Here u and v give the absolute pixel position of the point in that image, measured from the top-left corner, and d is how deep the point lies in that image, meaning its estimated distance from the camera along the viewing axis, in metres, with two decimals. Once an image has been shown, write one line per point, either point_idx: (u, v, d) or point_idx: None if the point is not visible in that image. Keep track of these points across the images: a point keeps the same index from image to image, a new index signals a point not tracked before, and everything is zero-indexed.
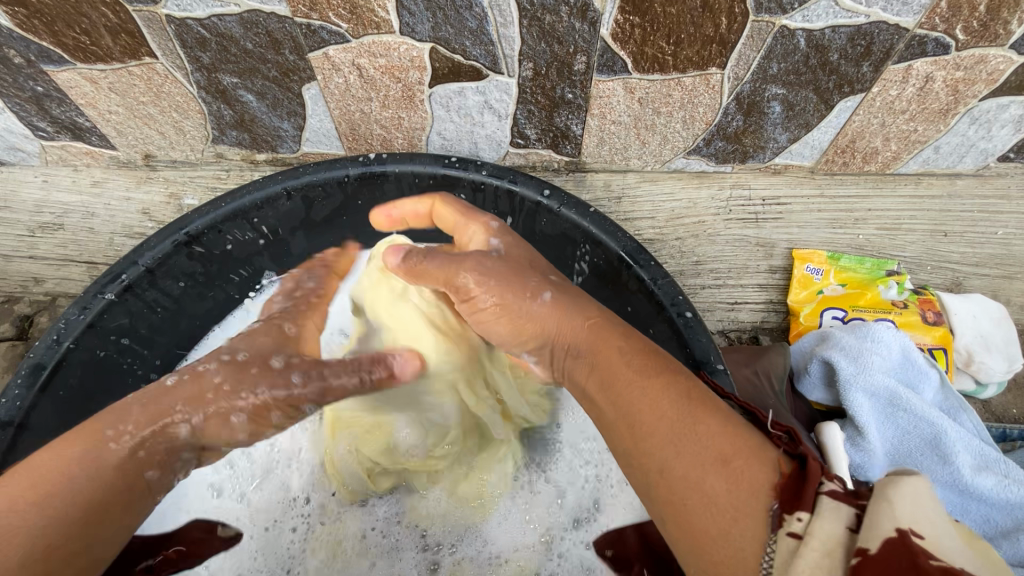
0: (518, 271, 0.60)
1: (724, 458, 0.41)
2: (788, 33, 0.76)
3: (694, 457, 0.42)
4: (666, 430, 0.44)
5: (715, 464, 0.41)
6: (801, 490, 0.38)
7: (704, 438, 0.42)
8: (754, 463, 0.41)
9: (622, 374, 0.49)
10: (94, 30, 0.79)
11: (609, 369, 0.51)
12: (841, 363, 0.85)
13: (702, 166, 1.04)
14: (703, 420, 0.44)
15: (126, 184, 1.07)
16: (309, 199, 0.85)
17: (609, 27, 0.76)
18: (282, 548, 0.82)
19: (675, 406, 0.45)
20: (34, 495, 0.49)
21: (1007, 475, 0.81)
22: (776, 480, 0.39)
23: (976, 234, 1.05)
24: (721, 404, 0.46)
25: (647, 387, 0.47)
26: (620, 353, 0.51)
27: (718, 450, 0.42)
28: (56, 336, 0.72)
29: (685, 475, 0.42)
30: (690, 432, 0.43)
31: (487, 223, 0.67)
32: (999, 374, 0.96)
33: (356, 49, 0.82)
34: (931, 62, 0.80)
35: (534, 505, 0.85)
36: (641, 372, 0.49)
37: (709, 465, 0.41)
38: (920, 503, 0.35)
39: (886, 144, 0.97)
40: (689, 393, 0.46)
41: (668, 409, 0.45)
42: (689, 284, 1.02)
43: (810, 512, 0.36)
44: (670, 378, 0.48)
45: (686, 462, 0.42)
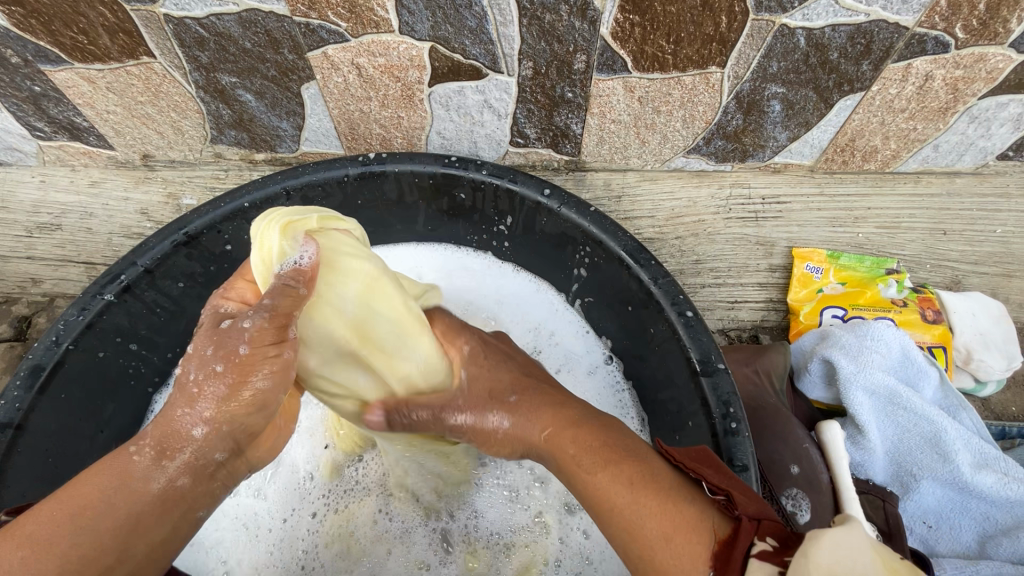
0: (484, 400, 0.63)
1: (666, 537, 0.44)
2: (788, 32, 0.76)
3: (644, 541, 0.45)
4: (618, 520, 0.47)
5: (659, 541, 0.44)
6: (730, 553, 0.42)
7: (646, 523, 0.45)
8: (692, 536, 0.43)
9: (572, 471, 0.51)
10: (91, 30, 0.79)
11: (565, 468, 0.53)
12: (841, 361, 0.85)
13: (702, 165, 1.04)
14: (643, 505, 0.46)
15: (125, 184, 1.07)
16: (309, 199, 0.85)
17: (609, 26, 0.76)
18: (298, 542, 0.82)
19: (620, 496, 0.47)
20: (71, 508, 0.46)
21: (1007, 472, 0.81)
22: (711, 551, 0.42)
23: (974, 232, 1.05)
24: (660, 476, 0.48)
25: (597, 483, 0.49)
26: (570, 451, 0.52)
27: (659, 530, 0.45)
28: (55, 337, 0.72)
29: (640, 557, 0.45)
30: (635, 519, 0.46)
31: (461, 346, 0.68)
32: (999, 371, 0.96)
33: (355, 49, 0.82)
34: (930, 60, 0.80)
35: (517, 493, 0.84)
36: (589, 469, 0.50)
37: (655, 543, 0.44)
38: (840, 553, 0.38)
39: (885, 143, 0.97)
40: (631, 480, 0.48)
41: (616, 501, 0.47)
42: (689, 283, 1.02)
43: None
44: (611, 466, 0.49)
45: (638, 547, 0.45)
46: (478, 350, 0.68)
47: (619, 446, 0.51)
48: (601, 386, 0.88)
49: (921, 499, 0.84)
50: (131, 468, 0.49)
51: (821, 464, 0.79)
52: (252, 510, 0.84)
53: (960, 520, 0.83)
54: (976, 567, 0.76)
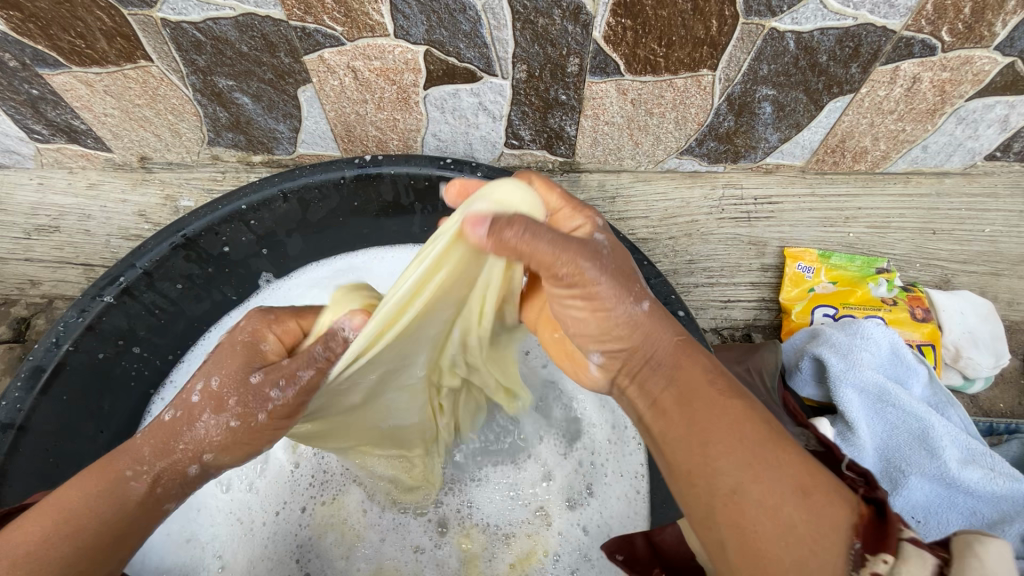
0: (623, 277, 0.55)
1: (806, 492, 0.45)
2: (777, 35, 0.77)
3: (778, 487, 0.45)
4: (752, 458, 0.47)
5: (795, 496, 0.44)
6: (879, 536, 0.42)
7: (788, 473, 0.46)
8: (833, 508, 0.44)
9: (709, 398, 0.52)
10: (89, 34, 0.79)
11: (696, 395, 0.52)
12: (831, 359, 0.87)
13: (695, 166, 1.05)
14: (783, 461, 0.46)
15: (122, 186, 1.07)
16: (306, 201, 0.86)
17: (601, 30, 0.77)
18: (291, 535, 0.83)
19: (760, 445, 0.47)
20: (66, 527, 0.49)
21: (994, 468, 0.83)
22: (853, 522, 0.43)
23: (963, 232, 1.06)
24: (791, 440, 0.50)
25: (726, 426, 0.49)
26: (709, 380, 0.53)
27: (796, 481, 0.45)
28: (55, 338, 0.73)
29: (764, 500, 0.45)
30: (771, 466, 0.46)
31: (592, 218, 0.59)
32: (986, 368, 0.97)
33: (350, 52, 0.83)
34: (917, 63, 0.82)
35: (520, 488, 0.85)
36: (726, 399, 0.51)
37: (790, 497, 0.45)
38: (1001, 567, 0.38)
39: (875, 144, 0.99)
40: (772, 433, 0.49)
41: (752, 445, 0.48)
42: (683, 283, 1.03)
43: (894, 555, 0.40)
44: (753, 411, 0.50)
45: (765, 490, 0.45)
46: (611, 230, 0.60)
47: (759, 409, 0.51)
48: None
49: (910, 494, 0.85)
50: (124, 491, 0.52)
51: None
52: (245, 506, 0.84)
53: (948, 515, 0.84)
54: None
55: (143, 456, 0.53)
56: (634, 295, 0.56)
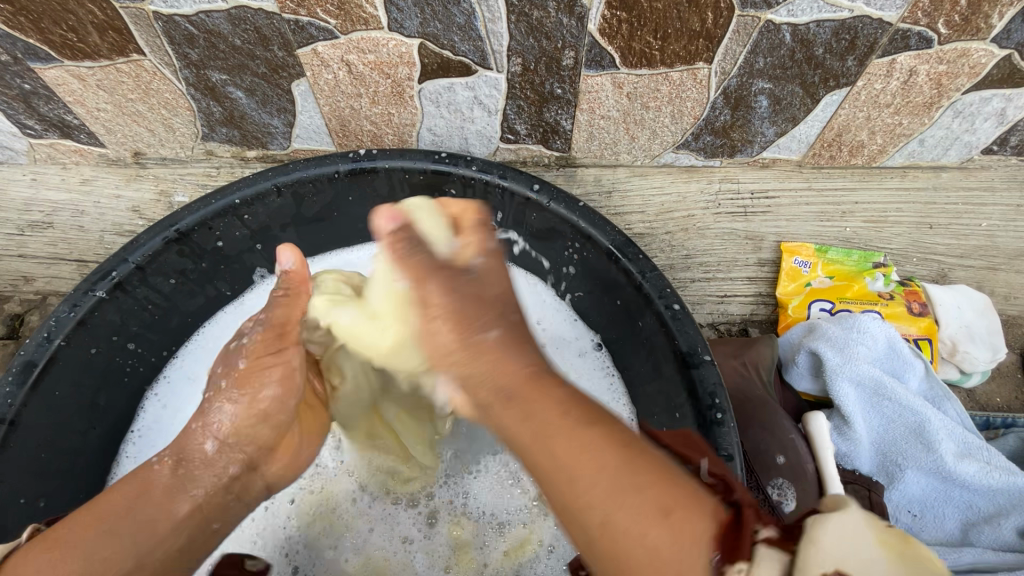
0: (479, 304, 0.54)
1: (667, 511, 0.42)
2: (773, 28, 0.77)
3: (637, 510, 0.42)
4: (610, 482, 0.43)
5: (655, 516, 0.41)
6: (738, 542, 0.41)
7: (647, 494, 0.42)
8: (697, 517, 0.42)
9: (557, 425, 0.46)
10: (80, 27, 0.79)
11: (546, 426, 0.46)
12: (827, 353, 0.87)
13: (691, 161, 1.05)
14: (639, 477, 0.43)
15: (116, 182, 1.07)
16: (300, 195, 0.86)
17: (596, 22, 0.77)
18: (280, 528, 0.83)
19: (614, 463, 0.44)
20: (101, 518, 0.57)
21: (989, 461, 0.83)
22: (714, 534, 0.41)
23: (960, 226, 1.06)
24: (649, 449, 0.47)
25: (580, 449, 0.45)
26: (556, 400, 0.48)
27: (656, 501, 0.42)
28: (47, 333, 0.73)
29: (629, 529, 0.41)
30: (629, 490, 0.43)
31: (483, 242, 0.60)
32: (983, 363, 0.97)
33: (344, 46, 0.82)
34: (914, 56, 0.81)
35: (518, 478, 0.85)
36: (578, 425, 0.46)
37: (651, 520, 0.41)
38: (840, 539, 0.39)
39: (871, 138, 0.98)
40: (628, 447, 0.45)
41: (609, 466, 0.44)
42: (679, 278, 1.03)
43: (748, 563, 0.39)
44: (609, 426, 0.47)
45: (627, 517, 0.42)
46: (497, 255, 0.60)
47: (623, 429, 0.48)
48: (590, 372, 0.90)
49: (906, 488, 0.85)
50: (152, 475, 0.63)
51: (805, 453, 0.80)
52: None
53: (944, 509, 0.84)
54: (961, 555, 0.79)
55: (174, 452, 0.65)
56: (482, 321, 0.53)
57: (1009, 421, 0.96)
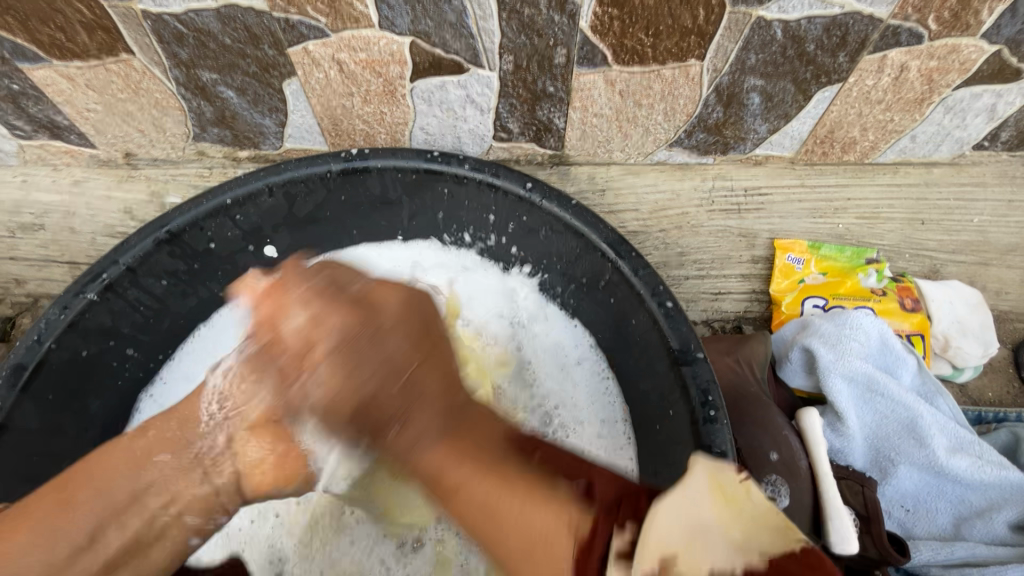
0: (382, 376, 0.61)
1: (532, 551, 0.49)
2: (764, 24, 0.77)
3: (518, 546, 0.50)
4: (483, 532, 0.53)
5: (523, 558, 0.50)
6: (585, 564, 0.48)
7: (526, 529, 0.50)
8: (557, 535, 0.49)
9: (484, 516, 0.53)
10: (68, 26, 0.78)
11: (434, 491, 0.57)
12: (820, 350, 0.87)
13: (685, 158, 1.05)
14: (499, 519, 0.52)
15: (107, 183, 1.06)
16: (291, 195, 0.85)
17: (587, 20, 0.77)
18: (264, 542, 0.85)
19: (477, 511, 0.53)
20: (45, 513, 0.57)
21: (981, 456, 0.83)
22: (570, 553, 0.48)
23: (952, 222, 1.06)
24: (524, 475, 0.54)
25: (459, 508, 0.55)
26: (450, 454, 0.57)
27: (525, 542, 0.50)
28: (36, 336, 0.72)
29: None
30: (496, 536, 0.52)
31: (352, 284, 0.65)
32: (975, 358, 0.98)
33: (335, 44, 0.82)
34: (905, 51, 0.82)
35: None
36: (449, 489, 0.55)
37: (519, 557, 0.50)
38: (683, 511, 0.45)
39: (863, 134, 0.99)
40: (503, 480, 0.54)
41: (476, 514, 0.53)
42: (672, 275, 1.03)
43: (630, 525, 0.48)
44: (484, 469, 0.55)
45: (514, 550, 0.51)
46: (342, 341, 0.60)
47: (476, 452, 0.57)
48: (585, 375, 0.90)
49: (899, 484, 0.85)
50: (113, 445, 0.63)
51: (799, 450, 0.80)
52: None
53: (936, 503, 0.84)
54: (952, 549, 0.80)
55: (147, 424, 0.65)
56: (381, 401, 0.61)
57: (1001, 415, 0.96)
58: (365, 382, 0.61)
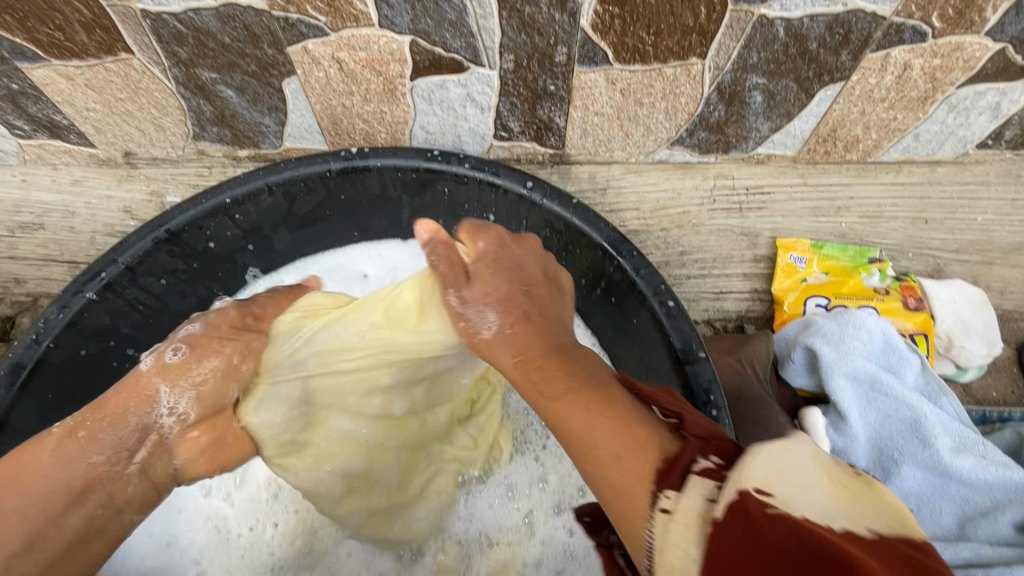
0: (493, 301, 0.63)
1: (619, 457, 0.45)
2: (766, 22, 0.77)
3: (599, 453, 0.47)
4: (576, 438, 0.49)
5: (610, 460, 0.46)
6: (672, 471, 0.42)
7: (609, 438, 0.47)
8: (640, 450, 0.45)
9: (573, 425, 0.50)
10: (67, 26, 0.78)
11: (530, 387, 0.57)
12: (823, 349, 0.86)
13: (686, 157, 1.05)
14: (598, 418, 0.49)
15: (107, 182, 1.06)
16: (291, 194, 0.85)
17: (589, 18, 0.76)
18: (264, 549, 0.84)
19: (578, 413, 0.50)
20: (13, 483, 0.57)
21: (985, 456, 0.83)
22: (655, 467, 0.43)
23: (955, 221, 1.06)
24: (618, 402, 0.51)
25: (559, 410, 0.52)
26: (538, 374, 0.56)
27: (610, 450, 0.46)
28: (35, 335, 0.72)
29: (614, 484, 0.45)
30: (592, 442, 0.48)
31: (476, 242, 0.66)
32: (979, 357, 0.97)
33: (335, 43, 0.81)
34: (908, 49, 0.81)
35: (516, 489, 0.87)
36: (552, 386, 0.54)
37: (606, 461, 0.46)
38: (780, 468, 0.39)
39: (866, 133, 0.98)
40: (589, 405, 0.50)
41: (580, 420, 0.50)
42: (674, 275, 1.03)
43: (675, 490, 0.41)
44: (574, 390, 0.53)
45: (597, 455, 0.47)
46: (490, 252, 0.66)
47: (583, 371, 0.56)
48: None
49: (903, 484, 0.85)
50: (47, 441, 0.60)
51: None
52: (222, 513, 0.84)
53: (939, 504, 0.84)
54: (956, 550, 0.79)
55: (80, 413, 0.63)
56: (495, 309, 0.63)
57: (1005, 415, 0.96)
58: (498, 285, 0.64)
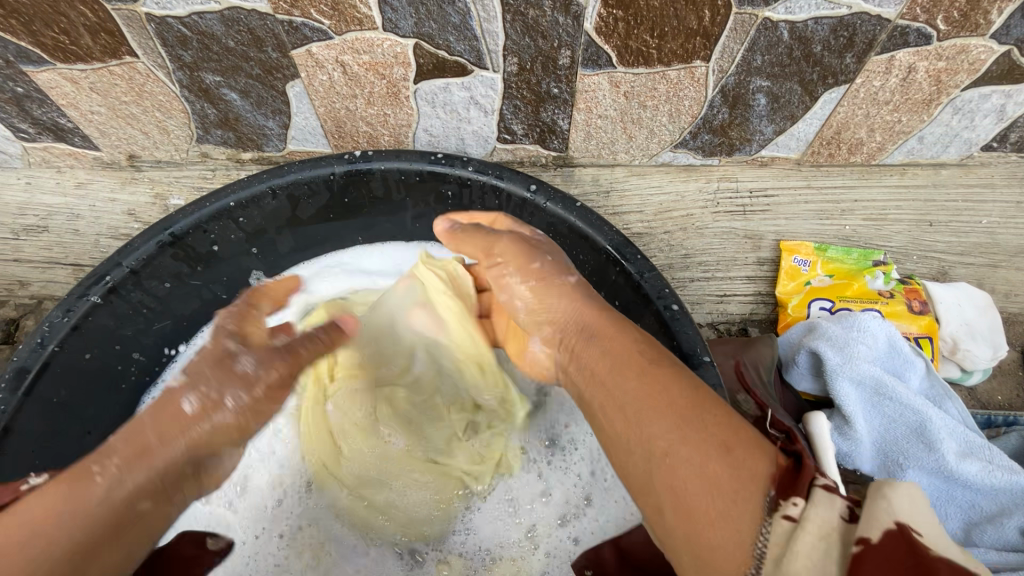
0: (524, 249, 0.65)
1: (729, 447, 0.44)
2: (770, 25, 0.76)
3: (704, 440, 0.44)
4: (678, 417, 0.46)
5: (720, 450, 0.43)
6: (794, 483, 0.41)
7: (717, 429, 0.45)
8: (758, 453, 0.44)
9: (674, 407, 0.47)
10: (73, 29, 0.78)
11: (625, 359, 0.53)
12: (828, 353, 0.86)
13: (689, 159, 1.04)
14: (709, 408, 0.47)
15: (111, 185, 1.06)
16: (295, 197, 0.85)
17: (592, 21, 0.76)
18: (267, 560, 0.82)
19: (684, 396, 0.48)
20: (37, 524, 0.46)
21: (991, 461, 0.82)
22: (774, 474, 0.42)
23: (960, 223, 1.05)
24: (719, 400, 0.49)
25: (654, 381, 0.50)
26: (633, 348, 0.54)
27: (720, 438, 0.44)
28: (40, 339, 0.72)
29: (717, 477, 0.42)
30: (701, 425, 0.45)
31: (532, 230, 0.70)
32: (985, 361, 0.96)
33: (339, 46, 0.81)
34: (913, 52, 0.81)
35: (518, 504, 0.85)
36: (654, 365, 0.51)
37: (714, 449, 0.44)
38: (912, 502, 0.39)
39: (870, 136, 0.98)
40: (696, 389, 0.49)
41: (685, 400, 0.48)
42: (678, 277, 1.03)
43: (804, 499, 0.40)
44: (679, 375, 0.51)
45: (698, 442, 0.44)
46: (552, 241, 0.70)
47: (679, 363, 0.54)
48: None
49: None
50: (89, 489, 0.49)
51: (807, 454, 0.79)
52: (226, 521, 0.83)
53: (946, 509, 0.83)
54: None
55: (113, 450, 0.51)
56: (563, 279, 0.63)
57: (1012, 419, 0.95)
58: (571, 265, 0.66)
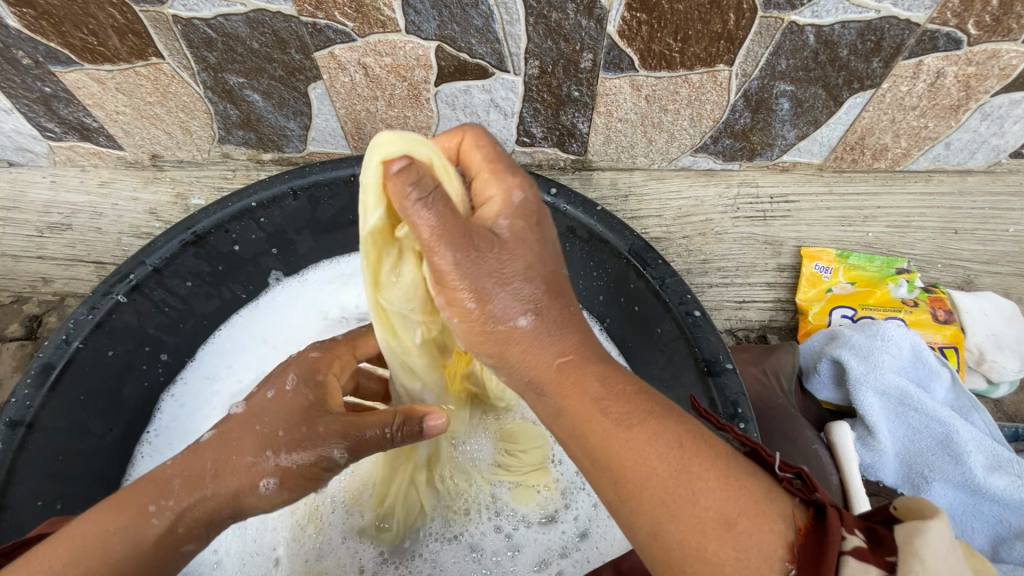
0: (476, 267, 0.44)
1: (731, 523, 0.37)
2: (796, 29, 0.75)
3: (699, 522, 0.38)
4: (659, 490, 0.39)
5: (719, 529, 0.37)
6: (820, 551, 0.35)
7: (710, 501, 0.38)
8: (764, 517, 0.38)
9: (660, 486, 0.39)
10: (101, 31, 0.79)
11: (580, 418, 0.43)
12: (851, 360, 0.85)
13: (710, 164, 1.04)
14: (698, 476, 0.39)
15: (134, 184, 1.08)
16: (315, 198, 0.86)
17: (616, 24, 0.75)
18: (266, 531, 0.80)
19: (665, 462, 0.40)
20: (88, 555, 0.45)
21: (1022, 474, 0.80)
22: (792, 541, 0.37)
23: (987, 231, 1.04)
24: (712, 444, 0.42)
25: (632, 450, 0.41)
26: (595, 399, 0.43)
27: (720, 512, 0.38)
28: (65, 335, 0.73)
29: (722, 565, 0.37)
30: (688, 500, 0.39)
31: (509, 193, 0.49)
32: (1012, 373, 0.94)
33: (361, 48, 0.82)
34: (942, 57, 0.79)
35: (484, 555, 0.81)
36: (620, 424, 0.42)
37: (714, 530, 0.38)
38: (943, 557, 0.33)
39: (896, 142, 0.96)
40: (680, 443, 0.41)
41: (668, 476, 0.40)
42: (696, 283, 1.01)
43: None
44: (656, 427, 0.42)
45: (691, 525, 0.38)
46: (529, 209, 0.48)
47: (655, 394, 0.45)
48: None
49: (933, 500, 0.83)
50: (144, 530, 0.47)
51: (830, 463, 0.78)
52: None
53: (972, 525, 0.82)
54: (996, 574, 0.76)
55: (170, 489, 0.49)
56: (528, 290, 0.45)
57: None
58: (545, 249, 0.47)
